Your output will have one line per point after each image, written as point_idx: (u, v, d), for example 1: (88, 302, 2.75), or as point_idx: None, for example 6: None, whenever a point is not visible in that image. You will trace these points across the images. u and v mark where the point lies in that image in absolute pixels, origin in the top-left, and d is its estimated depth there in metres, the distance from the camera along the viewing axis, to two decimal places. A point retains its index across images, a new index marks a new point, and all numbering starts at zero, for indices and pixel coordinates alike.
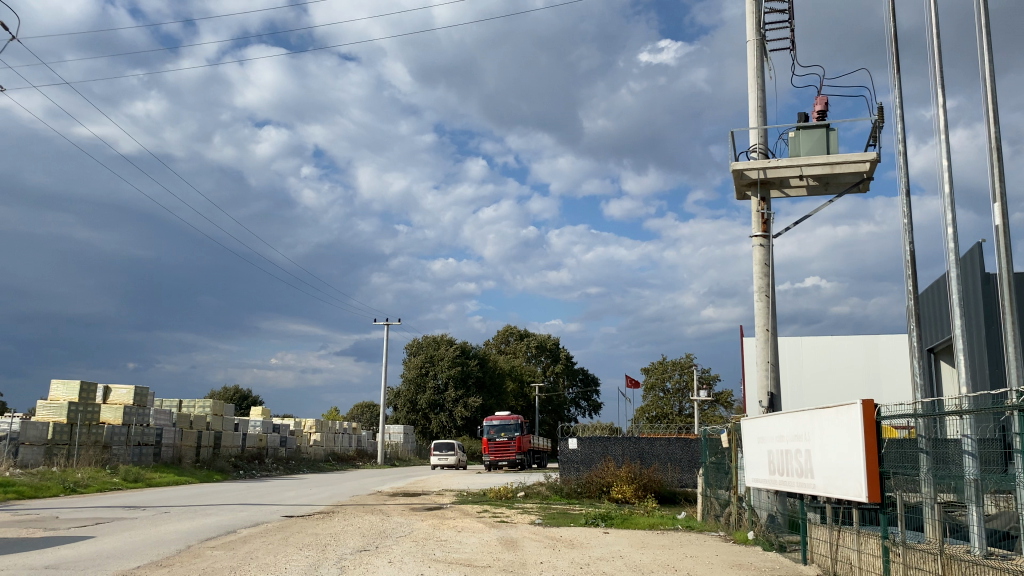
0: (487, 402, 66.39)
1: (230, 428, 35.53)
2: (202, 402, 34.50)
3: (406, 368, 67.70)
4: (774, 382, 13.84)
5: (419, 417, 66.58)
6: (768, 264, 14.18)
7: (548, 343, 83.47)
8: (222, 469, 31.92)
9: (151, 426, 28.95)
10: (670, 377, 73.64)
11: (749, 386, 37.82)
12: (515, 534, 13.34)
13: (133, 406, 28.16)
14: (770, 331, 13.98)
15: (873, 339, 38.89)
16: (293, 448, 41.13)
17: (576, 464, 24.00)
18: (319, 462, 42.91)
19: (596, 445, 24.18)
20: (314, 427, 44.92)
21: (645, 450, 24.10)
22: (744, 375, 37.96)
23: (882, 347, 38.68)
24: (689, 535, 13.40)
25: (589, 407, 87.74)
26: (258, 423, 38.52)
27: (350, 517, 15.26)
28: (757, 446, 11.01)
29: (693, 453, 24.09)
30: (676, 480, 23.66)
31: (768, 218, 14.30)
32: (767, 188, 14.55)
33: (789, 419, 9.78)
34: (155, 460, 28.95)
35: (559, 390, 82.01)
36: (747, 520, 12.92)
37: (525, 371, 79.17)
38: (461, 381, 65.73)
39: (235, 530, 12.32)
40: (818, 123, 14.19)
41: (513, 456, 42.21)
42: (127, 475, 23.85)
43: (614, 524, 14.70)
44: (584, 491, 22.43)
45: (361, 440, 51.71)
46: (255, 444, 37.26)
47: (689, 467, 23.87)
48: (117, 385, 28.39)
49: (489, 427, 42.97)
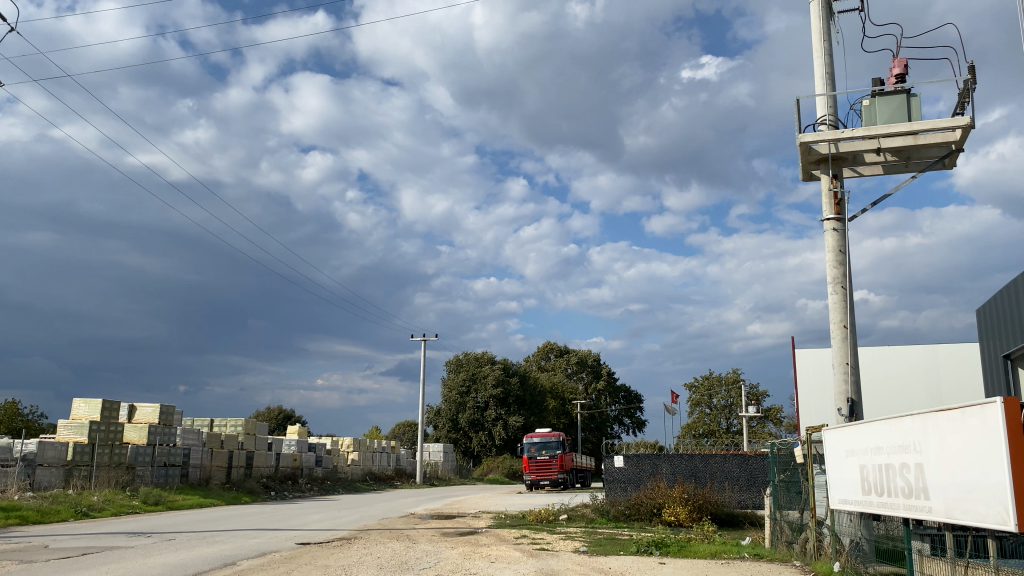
0: (528, 420, 64.63)
1: (263, 447, 34.33)
2: (234, 420, 33.34)
3: (446, 386, 66.28)
4: (855, 388, 11.96)
5: (459, 435, 64.98)
6: (843, 251, 12.36)
7: (590, 358, 81.52)
8: (252, 490, 30.62)
9: (177, 446, 27.80)
10: (717, 394, 71.18)
11: (802, 399, 35.54)
12: (557, 565, 11.60)
13: (159, 425, 27.06)
14: (848, 328, 12.13)
15: (933, 348, 36.42)
16: (329, 468, 39.83)
17: (622, 483, 22.21)
18: (356, 482, 41.51)
19: (645, 463, 22.31)
20: (352, 446, 43.61)
21: (699, 469, 22.09)
22: (797, 388, 35.69)
23: (944, 356, 36.16)
24: (761, 566, 11.52)
25: (633, 424, 85.41)
26: (292, 442, 37.29)
27: (373, 544, 13.65)
28: (847, 461, 9.15)
29: (753, 471, 22.06)
30: (735, 501, 21.61)
31: (841, 198, 12.48)
32: (839, 165, 12.73)
33: (889, 426, 7.96)
34: (182, 481, 27.75)
35: (601, 407, 79.87)
36: (828, 549, 10.98)
37: (567, 388, 77.22)
38: (502, 399, 64.06)
39: (235, 562, 10.78)
40: (896, 89, 12.36)
41: (556, 475, 40.33)
42: (148, 497, 22.57)
43: (672, 552, 12.84)
44: (634, 513, 20.54)
45: (399, 458, 50.27)
46: (289, 464, 36.01)
47: (748, 487, 21.86)
48: (143, 403, 27.37)
49: (530, 445, 41.13)
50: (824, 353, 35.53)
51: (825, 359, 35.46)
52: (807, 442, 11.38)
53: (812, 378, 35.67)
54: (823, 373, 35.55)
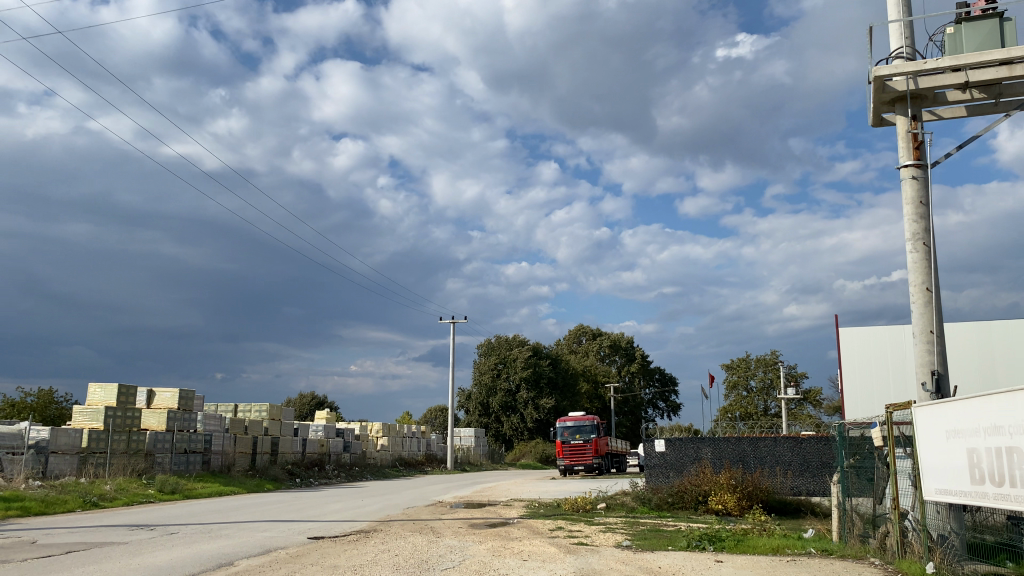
0: (561, 404, 63.32)
1: (289, 433, 33.32)
2: (259, 406, 32.33)
3: (476, 370, 65.06)
4: (941, 359, 10.40)
5: (491, 420, 63.78)
6: (923, 202, 10.74)
7: (623, 341, 79.86)
8: (276, 478, 29.53)
9: (198, 432, 26.83)
10: (754, 375, 69.25)
11: (847, 377, 33.76)
12: (598, 565, 10.10)
13: (178, 410, 26.10)
14: (931, 291, 10.54)
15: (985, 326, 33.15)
16: (358, 454, 38.77)
17: (663, 470, 20.77)
18: (385, 468, 40.46)
19: (688, 448, 20.85)
20: (381, 430, 42.53)
21: (747, 453, 20.49)
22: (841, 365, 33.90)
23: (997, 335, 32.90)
24: (832, 565, 9.98)
25: (667, 408, 83.71)
26: (319, 427, 36.28)
27: (391, 538, 12.29)
28: (949, 445, 7.64)
29: (806, 456, 20.26)
30: (786, 488, 19.92)
31: (922, 142, 10.86)
32: (918, 104, 11.09)
33: (1009, 401, 6.42)
34: (203, 469, 26.76)
35: (635, 390, 78.26)
36: (915, 546, 9.38)
37: (600, 371, 75.70)
38: (534, 383, 62.77)
39: (230, 562, 9.43)
40: (986, 13, 10.71)
41: (591, 460, 38.94)
42: (163, 486, 21.46)
43: (727, 548, 11.32)
44: (677, 501, 19.09)
45: (430, 443, 49.15)
46: (316, 450, 34.99)
47: (801, 472, 20.10)
48: (162, 388, 26.39)
49: (562, 429, 39.77)
50: (869, 334, 33.42)
51: (870, 340, 33.32)
52: (889, 420, 9.76)
53: (857, 361, 33.53)
54: (868, 356, 33.47)
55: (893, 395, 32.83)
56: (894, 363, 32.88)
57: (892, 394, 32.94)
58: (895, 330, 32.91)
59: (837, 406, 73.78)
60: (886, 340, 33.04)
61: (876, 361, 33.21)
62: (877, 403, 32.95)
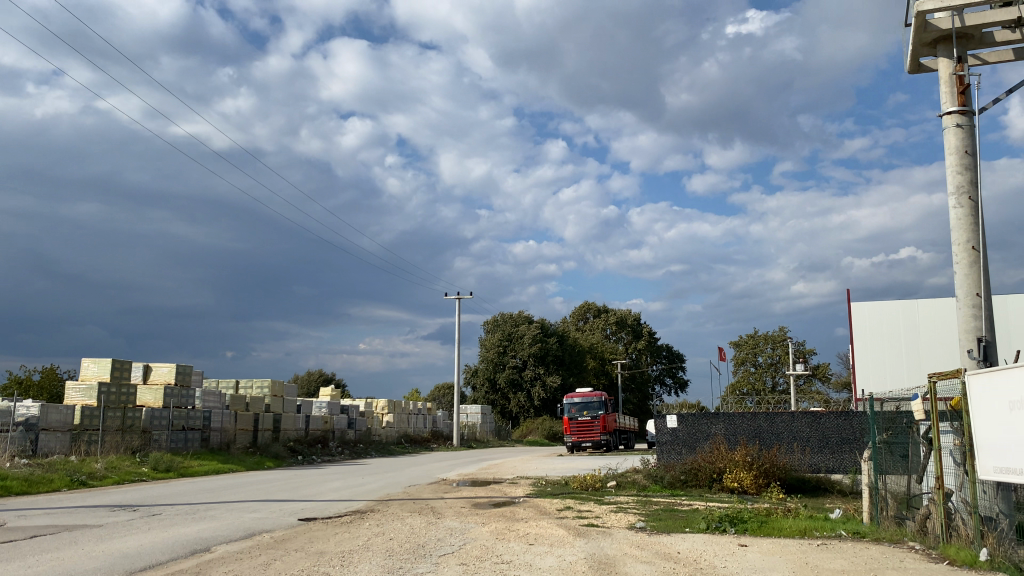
0: (567, 380, 62.57)
1: (291, 409, 32.61)
2: (260, 382, 31.58)
3: (482, 347, 64.28)
4: (987, 325, 9.51)
5: (498, 397, 63.05)
6: (968, 151, 9.78)
7: (630, 318, 78.90)
8: (277, 455, 28.77)
9: (196, 409, 26.09)
10: (763, 352, 68.33)
11: (860, 353, 32.53)
12: (612, 550, 9.22)
13: (176, 386, 25.37)
14: (977, 249, 9.62)
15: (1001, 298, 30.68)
16: (362, 431, 38.06)
17: (676, 447, 19.93)
18: (390, 445, 39.76)
19: (701, 423, 19.97)
20: (386, 407, 41.79)
21: (763, 429, 19.55)
22: (853, 340, 32.75)
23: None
24: (868, 549, 9.11)
25: (674, 385, 82.91)
26: (322, 403, 35.54)
27: (389, 520, 11.44)
28: (1012, 418, 6.74)
29: (824, 431, 19.29)
30: (804, 464, 19.03)
31: (968, 85, 9.87)
32: (963, 45, 10.08)
33: None
34: (202, 446, 26.02)
35: (642, 366, 77.43)
36: (963, 530, 8.48)
37: (607, 348, 74.85)
38: (540, 359, 62.03)
39: (206, 549, 8.57)
40: None
41: (598, 437, 38.19)
42: (157, 464, 20.70)
43: (751, 531, 10.43)
44: (690, 479, 18.26)
45: (436, 420, 48.46)
46: (319, 427, 34.29)
47: (820, 448, 19.19)
48: (158, 363, 25.63)
49: (570, 406, 38.97)
50: (882, 307, 32.40)
51: (883, 315, 32.32)
52: (931, 390, 8.87)
53: (869, 336, 32.49)
54: (881, 331, 32.44)
55: (907, 371, 31.81)
56: (908, 338, 31.86)
57: (905, 371, 31.93)
58: (909, 304, 31.89)
59: (846, 381, 72.87)
60: (900, 314, 32.02)
61: (890, 337, 32.20)
62: (891, 379, 31.96)
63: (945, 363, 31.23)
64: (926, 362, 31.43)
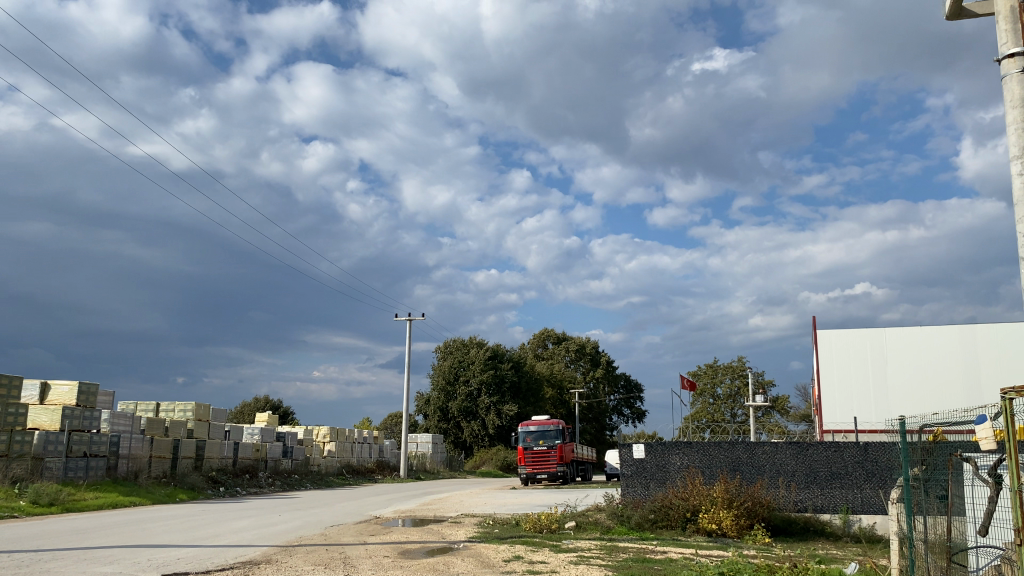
0: (524, 410, 59.98)
1: (217, 436, 29.54)
2: (183, 405, 28.53)
3: (434, 374, 61.44)
4: None
5: (450, 426, 60.09)
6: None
7: (589, 346, 76.70)
8: (194, 486, 25.67)
9: (102, 433, 23.05)
10: (722, 383, 66.59)
11: (826, 381, 30.13)
12: None
13: (77, 407, 22.32)
14: None
15: (969, 325, 29.07)
16: (298, 461, 35.04)
17: (643, 480, 17.46)
18: (329, 476, 36.71)
19: (671, 454, 17.51)
20: (328, 435, 38.80)
21: (743, 461, 17.17)
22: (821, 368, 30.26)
23: (982, 336, 28.82)
24: None
25: (632, 415, 80.65)
26: (255, 429, 32.51)
27: None
28: None
29: (812, 464, 16.88)
30: (790, 502, 16.61)
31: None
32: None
33: None
34: (106, 476, 22.91)
35: (600, 396, 75.17)
36: None
37: (565, 376, 72.39)
38: (495, 387, 59.48)
39: None
40: None
41: (554, 468, 35.61)
42: (37, 497, 17.61)
43: None
44: (661, 519, 15.81)
45: (383, 450, 45.46)
46: (249, 455, 31.21)
47: (807, 484, 16.74)
48: (58, 381, 22.58)
49: (525, 435, 36.34)
50: (849, 336, 30.24)
51: (849, 344, 30.13)
52: (1005, 411, 6.38)
53: (836, 368, 30.16)
54: (848, 360, 30.14)
55: (875, 405, 29.53)
56: (876, 369, 29.73)
57: (872, 402, 29.62)
58: (876, 332, 29.87)
59: (806, 414, 71.20)
60: (867, 343, 29.93)
61: (857, 366, 29.96)
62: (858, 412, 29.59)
63: (916, 396, 29.13)
64: (896, 394, 29.30)
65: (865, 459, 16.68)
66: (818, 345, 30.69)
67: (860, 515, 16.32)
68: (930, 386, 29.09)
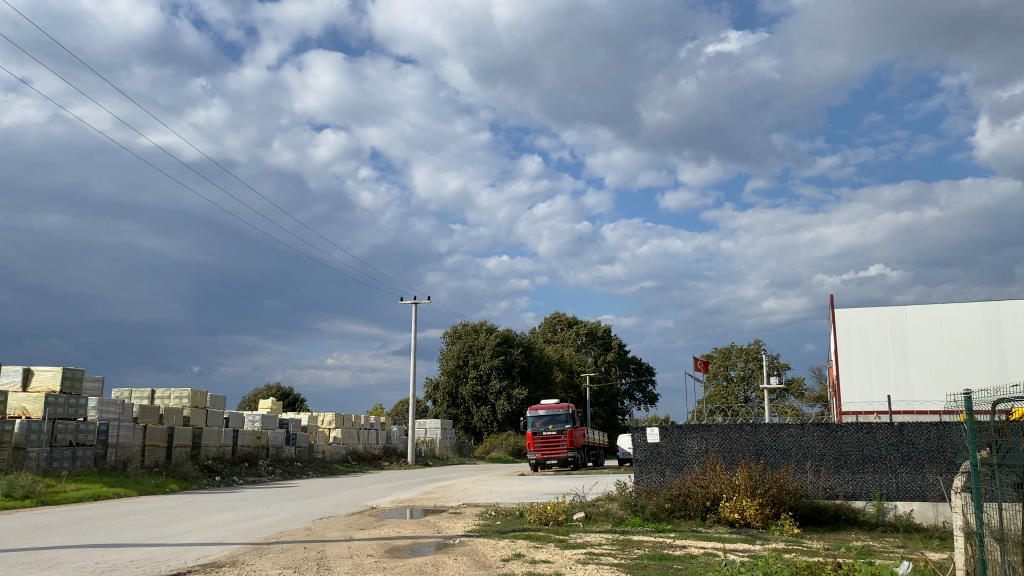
0: (534, 394, 58.82)
1: (214, 423, 28.41)
2: (179, 392, 27.39)
3: (443, 359, 60.26)
4: None
5: (460, 411, 58.93)
6: None
7: (600, 330, 75.31)
8: (187, 477, 24.59)
9: (90, 422, 21.95)
10: (735, 365, 65.32)
11: (843, 360, 28.73)
12: None
13: (61, 395, 21.20)
14: None
15: (994, 302, 27.36)
16: (301, 448, 33.95)
17: (658, 466, 16.18)
18: (334, 463, 35.64)
19: (688, 437, 16.21)
20: (332, 422, 37.73)
21: (766, 445, 15.84)
22: (837, 347, 28.88)
23: (1007, 314, 27.08)
24: None
25: (644, 399, 79.40)
26: (256, 416, 31.42)
27: None
28: None
29: (842, 447, 15.52)
30: (818, 489, 15.30)
31: None
32: None
33: None
34: (94, 466, 21.82)
35: (612, 380, 74.02)
36: None
37: (576, 360, 71.09)
38: (506, 371, 58.27)
39: None
40: None
41: (565, 453, 34.41)
42: (11, 490, 16.52)
43: None
44: (678, 508, 14.52)
45: (390, 436, 44.36)
46: (249, 443, 30.12)
47: (838, 469, 15.40)
48: (42, 367, 21.45)
49: (534, 419, 35.12)
50: (868, 314, 28.73)
51: (868, 324, 28.62)
52: None
53: (854, 348, 28.72)
54: (866, 338, 28.66)
55: (895, 385, 28.06)
56: (897, 349, 28.23)
57: (892, 382, 28.14)
58: (896, 310, 28.39)
59: (822, 396, 69.77)
60: (886, 323, 28.41)
61: (876, 346, 28.48)
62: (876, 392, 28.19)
63: (938, 376, 27.61)
64: (916, 373, 27.82)
65: (900, 441, 15.22)
66: (835, 325, 29.23)
67: (895, 503, 14.93)
68: (953, 365, 27.45)
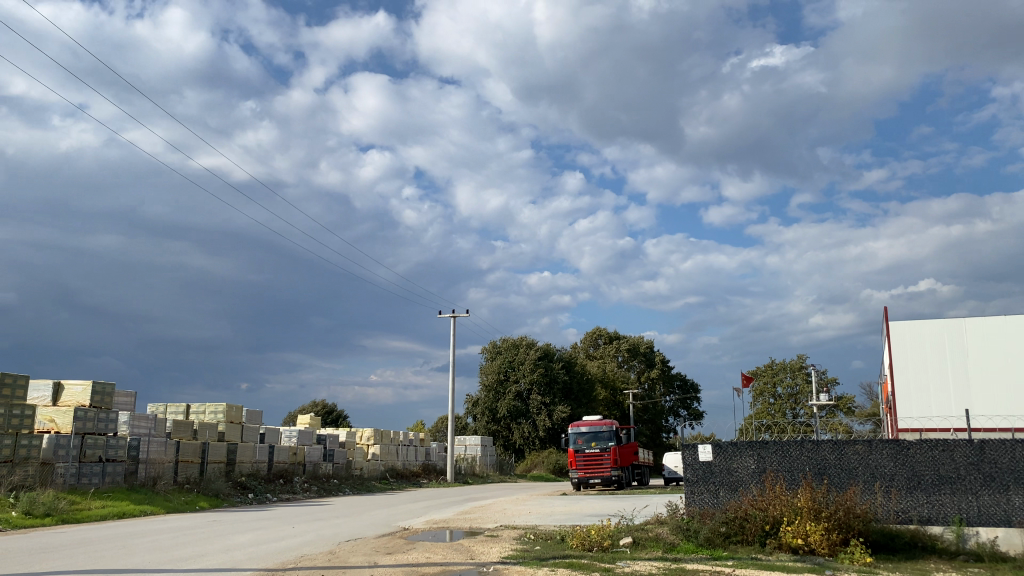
0: (576, 411, 57.58)
1: (249, 439, 27.77)
2: (213, 406, 26.78)
3: (483, 374, 59.31)
4: None
5: (500, 428, 57.89)
6: None
7: (642, 345, 73.78)
8: (219, 494, 23.92)
9: (120, 437, 21.40)
10: (782, 381, 63.33)
11: (898, 374, 27.11)
12: None
13: (91, 409, 20.67)
14: None
15: None
16: (338, 465, 33.19)
17: (710, 486, 14.99)
18: (371, 481, 34.83)
19: (743, 455, 15.01)
20: (370, 438, 36.98)
21: (829, 464, 14.56)
22: (892, 360, 27.31)
23: None
24: None
25: (689, 417, 77.50)
26: (292, 432, 30.76)
27: None
28: None
29: (914, 467, 14.16)
30: (889, 512, 13.97)
31: None
32: None
33: None
34: (123, 482, 21.23)
35: (655, 397, 72.41)
36: None
37: (618, 376, 69.59)
38: (547, 387, 57.11)
39: None
40: None
41: (608, 472, 33.13)
42: (32, 507, 15.90)
43: None
44: (734, 533, 13.35)
45: (429, 453, 43.49)
46: (285, 459, 29.43)
47: (910, 490, 14.06)
48: (72, 381, 20.96)
49: (576, 436, 33.93)
50: (924, 326, 27.12)
51: (925, 336, 27.01)
52: None
53: (910, 361, 27.10)
54: (923, 352, 27.01)
55: (955, 400, 26.36)
56: (956, 363, 26.52)
57: (952, 398, 26.44)
58: (954, 322, 26.73)
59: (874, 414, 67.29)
60: (944, 334, 26.78)
61: (934, 360, 26.80)
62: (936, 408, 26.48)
63: (1002, 390, 25.84)
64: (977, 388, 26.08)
65: (980, 461, 13.83)
66: (890, 339, 27.70)
67: (976, 528, 13.53)
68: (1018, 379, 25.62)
